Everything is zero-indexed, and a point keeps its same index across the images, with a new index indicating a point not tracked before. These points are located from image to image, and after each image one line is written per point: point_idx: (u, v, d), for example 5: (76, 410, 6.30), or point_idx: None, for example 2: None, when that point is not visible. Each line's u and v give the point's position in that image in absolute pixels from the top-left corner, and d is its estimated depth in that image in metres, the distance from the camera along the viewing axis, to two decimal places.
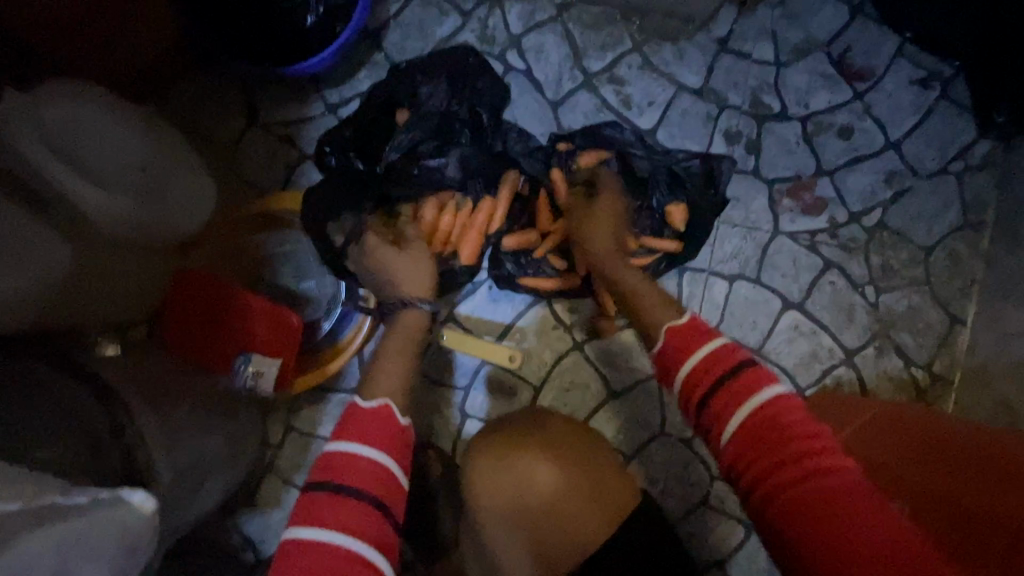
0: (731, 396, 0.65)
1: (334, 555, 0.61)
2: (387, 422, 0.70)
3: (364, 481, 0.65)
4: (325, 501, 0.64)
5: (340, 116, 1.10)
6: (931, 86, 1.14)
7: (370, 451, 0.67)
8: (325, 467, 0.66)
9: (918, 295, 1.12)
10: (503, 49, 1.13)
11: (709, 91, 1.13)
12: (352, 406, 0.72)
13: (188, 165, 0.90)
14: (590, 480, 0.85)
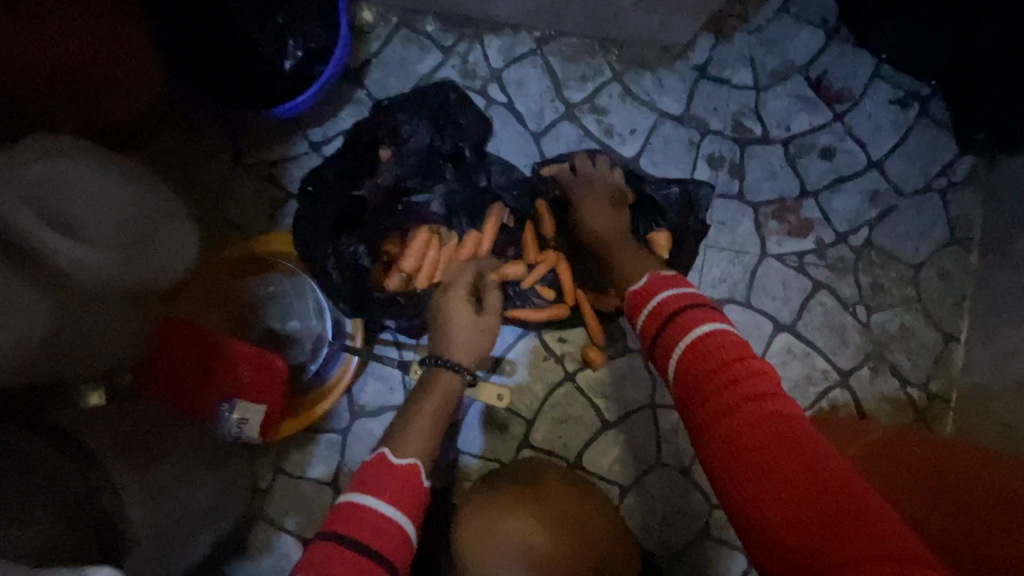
0: (678, 329, 0.71)
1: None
2: (407, 483, 0.71)
3: (379, 538, 0.65)
4: (339, 553, 0.63)
5: (322, 154, 1.10)
6: (909, 105, 1.15)
7: (389, 509, 0.68)
8: (344, 518, 0.66)
9: (910, 313, 1.12)
10: (484, 83, 1.13)
11: (691, 118, 1.14)
12: (382, 456, 0.74)
13: (169, 217, 0.90)
14: (575, 525, 0.84)
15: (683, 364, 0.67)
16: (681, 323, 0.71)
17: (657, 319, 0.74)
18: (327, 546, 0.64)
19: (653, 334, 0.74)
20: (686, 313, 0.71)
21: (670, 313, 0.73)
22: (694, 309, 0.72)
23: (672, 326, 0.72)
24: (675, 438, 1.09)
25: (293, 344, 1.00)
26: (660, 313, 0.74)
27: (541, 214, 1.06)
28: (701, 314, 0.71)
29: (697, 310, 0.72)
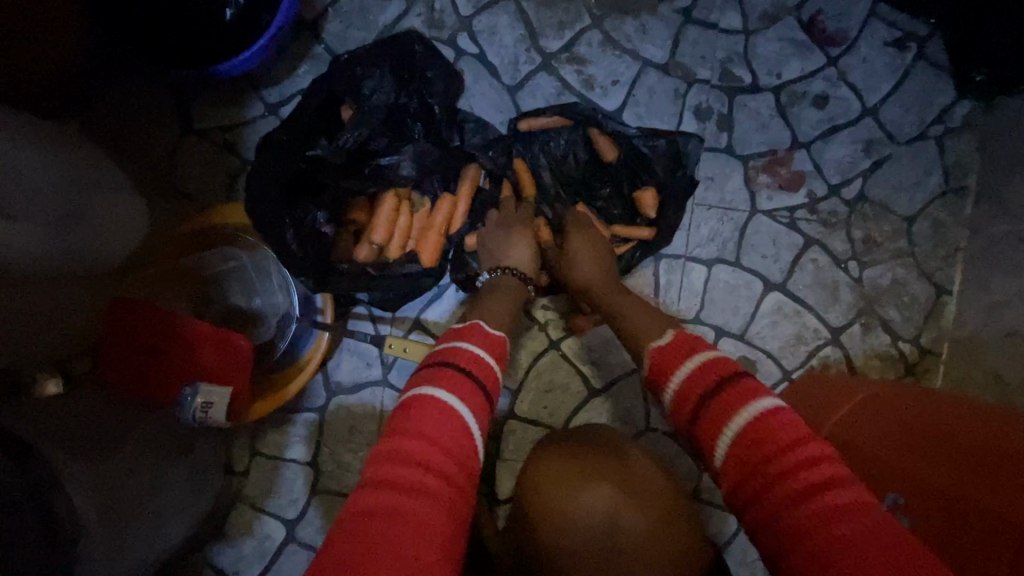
0: (722, 410, 0.64)
1: (450, 421, 0.59)
2: (498, 346, 0.72)
3: (478, 372, 0.66)
4: (451, 374, 0.64)
5: (280, 116, 1.01)
6: (906, 47, 1.09)
7: (484, 354, 0.68)
8: (452, 353, 0.67)
9: (902, 267, 1.08)
10: (453, 33, 1.04)
11: (677, 66, 1.07)
12: (474, 325, 0.73)
13: (104, 188, 0.83)
14: (616, 469, 0.66)
15: (732, 464, 0.61)
16: (717, 405, 0.64)
17: (691, 397, 0.67)
18: (433, 369, 0.65)
19: (689, 418, 0.67)
20: (724, 392, 0.65)
21: (709, 387, 0.66)
22: (735, 380, 0.65)
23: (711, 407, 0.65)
24: None
25: (259, 320, 0.94)
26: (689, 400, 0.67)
27: (519, 174, 1.00)
28: (740, 391, 0.64)
29: (735, 380, 0.65)
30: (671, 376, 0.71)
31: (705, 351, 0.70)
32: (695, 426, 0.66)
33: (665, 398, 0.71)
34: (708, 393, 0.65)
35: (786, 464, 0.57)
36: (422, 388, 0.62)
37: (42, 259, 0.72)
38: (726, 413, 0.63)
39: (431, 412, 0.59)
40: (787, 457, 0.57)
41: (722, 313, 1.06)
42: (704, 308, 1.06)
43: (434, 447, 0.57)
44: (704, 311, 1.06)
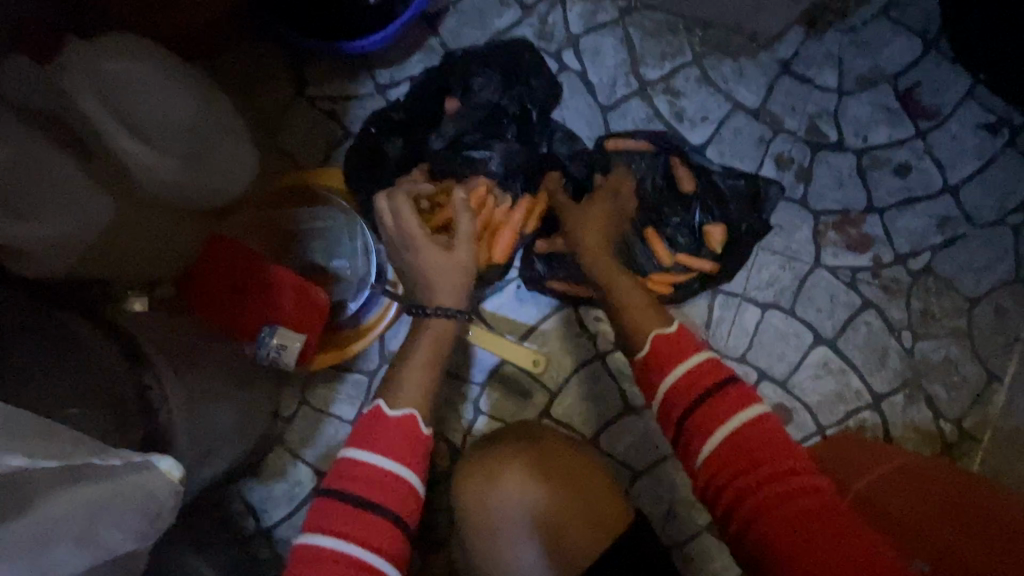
0: (715, 412, 0.68)
1: (341, 565, 0.62)
2: (407, 436, 0.70)
3: (388, 497, 0.66)
4: (338, 509, 0.65)
5: (387, 97, 1.09)
6: (998, 133, 1.10)
7: (392, 465, 0.67)
8: (340, 478, 0.67)
9: (957, 347, 1.09)
10: (560, 47, 1.10)
11: (766, 113, 1.10)
12: (378, 410, 0.72)
13: (237, 135, 0.94)
14: (535, 459, 0.82)
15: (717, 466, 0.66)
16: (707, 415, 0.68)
17: (689, 391, 0.70)
18: (335, 506, 0.65)
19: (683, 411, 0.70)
20: (714, 402, 0.68)
21: (710, 388, 0.69)
22: (733, 387, 0.69)
23: (700, 411, 0.68)
24: None
25: (337, 281, 1.01)
26: (678, 406, 0.70)
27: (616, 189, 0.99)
28: (730, 401, 0.68)
29: (733, 386, 0.69)
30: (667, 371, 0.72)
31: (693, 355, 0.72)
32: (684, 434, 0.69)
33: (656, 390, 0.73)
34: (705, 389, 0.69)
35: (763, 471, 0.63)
36: (312, 535, 0.65)
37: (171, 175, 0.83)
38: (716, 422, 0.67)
39: (319, 565, 0.63)
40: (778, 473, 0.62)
41: (769, 357, 1.09)
42: (751, 349, 1.09)
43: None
44: (750, 353, 1.09)
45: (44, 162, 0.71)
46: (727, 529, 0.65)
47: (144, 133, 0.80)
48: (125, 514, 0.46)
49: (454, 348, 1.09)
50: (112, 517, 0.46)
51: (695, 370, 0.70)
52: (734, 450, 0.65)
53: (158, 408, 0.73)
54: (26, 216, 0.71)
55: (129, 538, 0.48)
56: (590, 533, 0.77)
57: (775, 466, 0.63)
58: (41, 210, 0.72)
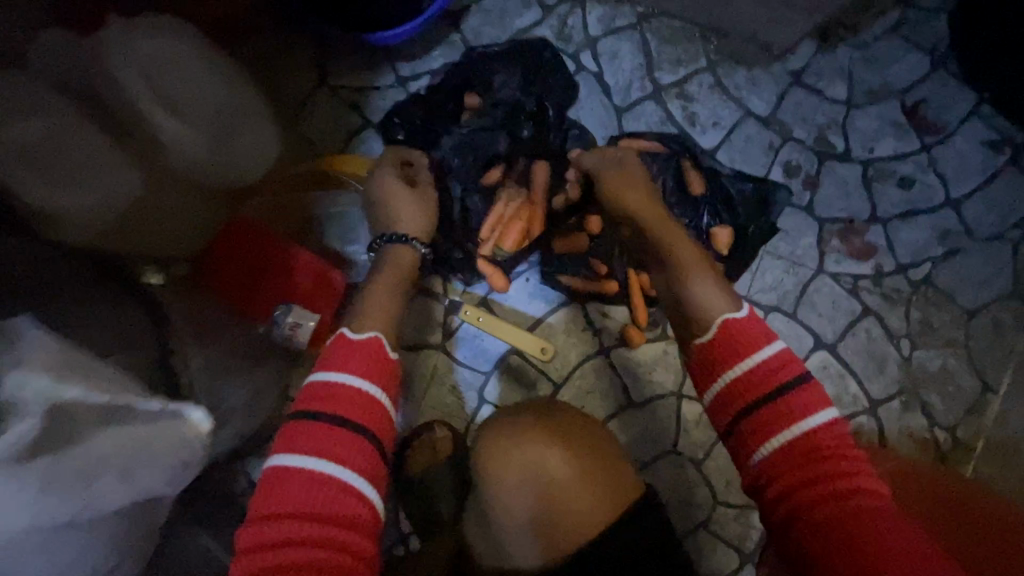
0: (786, 410, 0.65)
1: (311, 481, 0.62)
2: (372, 356, 0.70)
3: (351, 410, 0.66)
4: (313, 429, 0.65)
5: (408, 89, 1.12)
6: (1001, 150, 1.13)
7: (357, 381, 0.67)
8: (310, 399, 0.67)
9: (954, 357, 1.11)
10: (578, 49, 1.13)
11: (776, 121, 1.13)
12: (342, 336, 0.72)
13: (263, 116, 0.97)
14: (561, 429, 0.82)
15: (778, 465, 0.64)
16: (767, 416, 0.66)
17: (760, 386, 0.67)
18: (300, 425, 0.65)
19: (749, 403, 0.67)
20: (785, 399, 0.66)
21: (782, 385, 0.66)
22: (807, 386, 0.66)
23: (768, 408, 0.66)
24: (693, 430, 1.11)
25: (352, 266, 1.04)
26: (743, 398, 0.67)
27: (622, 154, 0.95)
28: (802, 401, 0.66)
29: (807, 385, 0.67)
30: (734, 361, 0.69)
31: (763, 347, 0.68)
32: (738, 432, 0.68)
33: (719, 379, 0.69)
34: (777, 384, 0.66)
35: (829, 475, 0.62)
36: (286, 457, 0.64)
37: (197, 150, 0.86)
38: (783, 421, 0.65)
39: (297, 487, 0.62)
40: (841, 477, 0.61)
41: None
42: None
43: (306, 521, 0.60)
44: None
45: (78, 135, 0.74)
46: (778, 527, 0.64)
47: (175, 108, 0.82)
48: (160, 456, 0.51)
49: (463, 337, 1.11)
50: (147, 458, 0.51)
51: (768, 363, 0.67)
52: (799, 452, 0.64)
53: (179, 371, 0.78)
54: (58, 182, 0.73)
55: (164, 480, 0.54)
56: (590, 501, 0.76)
57: (840, 470, 0.62)
58: (69, 179, 0.74)
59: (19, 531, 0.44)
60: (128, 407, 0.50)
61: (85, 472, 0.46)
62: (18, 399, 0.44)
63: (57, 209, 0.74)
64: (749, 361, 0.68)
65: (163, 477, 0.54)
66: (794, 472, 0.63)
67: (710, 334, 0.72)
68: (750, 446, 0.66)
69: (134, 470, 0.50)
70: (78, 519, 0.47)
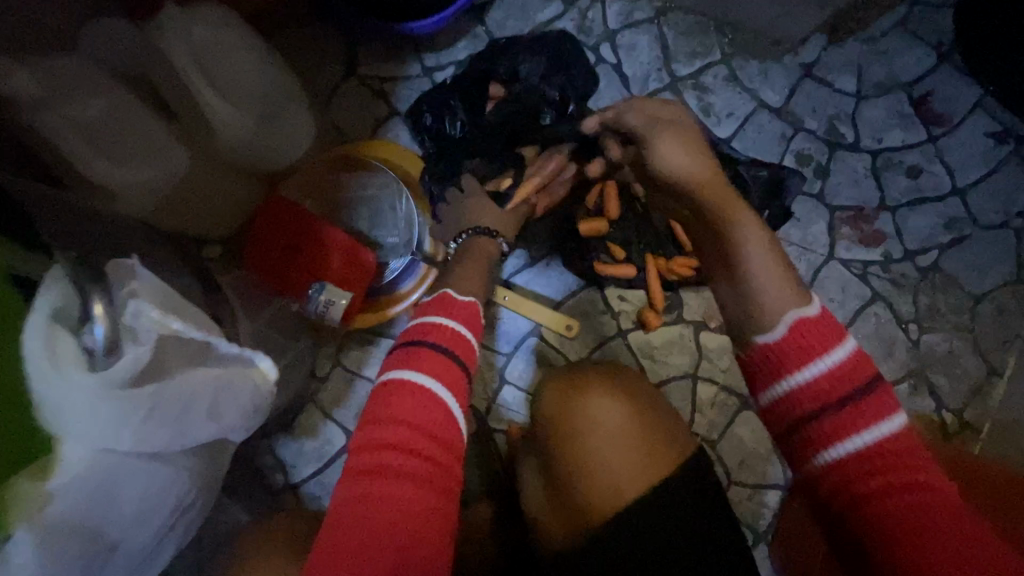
0: (852, 417, 0.63)
1: (427, 399, 0.66)
2: (471, 313, 0.77)
3: (460, 351, 0.72)
4: (424, 355, 0.69)
5: (433, 79, 1.16)
6: (1005, 141, 1.17)
7: (463, 329, 0.74)
8: (418, 334, 0.72)
9: (960, 341, 1.15)
10: (598, 41, 1.18)
11: (789, 112, 1.17)
12: (447, 293, 0.78)
13: (301, 103, 1.02)
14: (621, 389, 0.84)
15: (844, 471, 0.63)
16: (827, 424, 0.64)
17: (823, 396, 0.64)
18: (414, 350, 0.70)
19: (812, 410, 0.65)
20: (853, 407, 0.64)
21: (848, 393, 0.64)
22: (873, 393, 0.64)
23: (833, 416, 0.64)
24: (708, 411, 1.14)
25: (380, 248, 1.07)
26: (804, 406, 0.65)
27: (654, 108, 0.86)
28: (869, 407, 0.64)
29: (875, 394, 0.64)
30: (797, 368, 0.66)
31: (828, 352, 0.65)
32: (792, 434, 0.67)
33: (779, 384, 0.67)
34: (842, 393, 0.64)
35: (896, 481, 0.61)
36: (406, 372, 0.68)
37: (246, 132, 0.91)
38: (849, 427, 0.63)
39: (411, 398, 0.66)
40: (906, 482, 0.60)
41: None
42: None
43: (418, 432, 0.64)
44: None
45: (131, 112, 0.77)
46: (840, 522, 0.64)
47: (224, 91, 0.87)
48: (234, 394, 0.62)
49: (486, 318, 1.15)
50: (225, 394, 0.61)
51: (834, 370, 0.65)
52: (863, 459, 0.62)
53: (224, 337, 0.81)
54: (116, 158, 0.78)
55: (237, 415, 0.64)
56: (637, 456, 0.76)
57: (908, 475, 0.61)
58: (127, 155, 0.79)
59: (128, 451, 0.54)
60: (211, 349, 0.60)
61: (179, 404, 0.57)
62: (138, 325, 0.53)
63: (110, 181, 0.78)
64: (801, 374, 0.65)
65: (235, 415, 0.64)
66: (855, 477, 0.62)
67: (778, 331, 0.67)
68: (812, 450, 0.65)
69: (216, 403, 0.61)
70: (173, 446, 0.58)
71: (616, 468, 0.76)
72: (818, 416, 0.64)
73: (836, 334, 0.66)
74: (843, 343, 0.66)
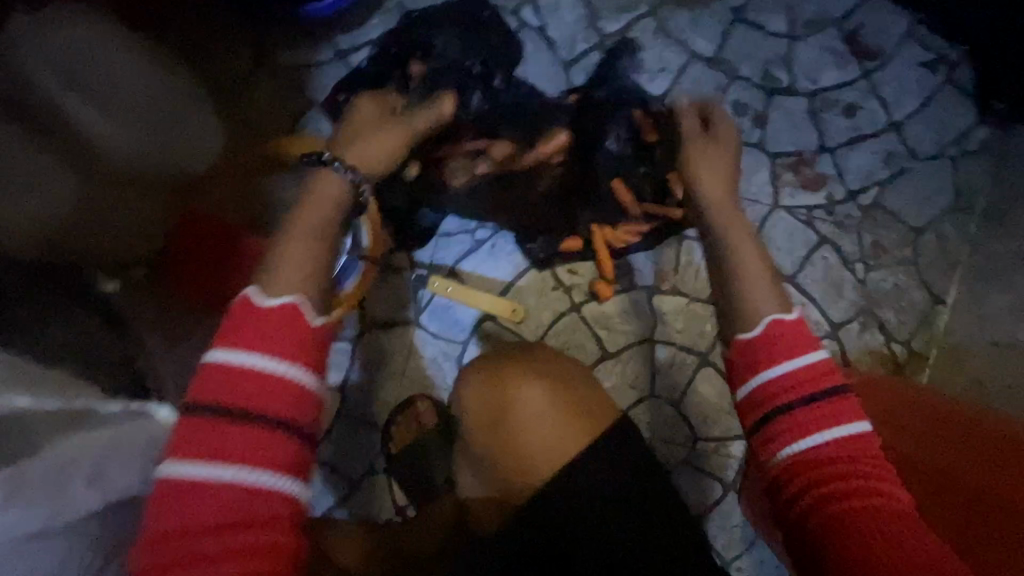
0: (810, 421, 0.63)
1: (225, 491, 0.53)
2: (282, 322, 0.58)
3: (265, 397, 0.56)
4: (214, 424, 0.55)
5: (348, 63, 1.08)
6: (937, 69, 1.16)
7: (266, 361, 0.56)
8: (207, 389, 0.56)
9: (904, 275, 1.16)
10: (518, 5, 1.12)
11: (722, 61, 1.14)
12: (249, 300, 0.59)
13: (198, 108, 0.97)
14: (546, 365, 0.82)
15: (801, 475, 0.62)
16: (789, 424, 0.64)
17: (791, 393, 0.64)
18: (198, 424, 0.55)
19: (776, 410, 0.65)
20: (813, 408, 0.63)
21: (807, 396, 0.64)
22: (834, 397, 0.64)
23: (792, 416, 0.64)
24: (668, 373, 1.15)
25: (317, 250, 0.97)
26: (769, 404, 0.65)
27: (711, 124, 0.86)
28: (831, 410, 0.63)
29: (838, 399, 0.64)
30: (767, 367, 0.66)
31: (799, 356, 0.65)
32: (751, 437, 0.67)
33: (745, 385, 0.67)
34: (806, 392, 0.64)
35: (853, 486, 0.60)
36: (176, 464, 0.54)
37: (133, 145, 0.86)
38: (808, 426, 0.63)
39: (201, 501, 0.53)
40: (861, 484, 0.60)
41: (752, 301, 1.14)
42: None
43: (224, 533, 0.52)
44: None
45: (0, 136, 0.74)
46: (797, 526, 0.62)
47: (106, 105, 0.83)
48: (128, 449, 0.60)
49: (436, 309, 1.13)
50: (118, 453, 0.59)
51: (800, 373, 0.64)
52: (815, 467, 0.62)
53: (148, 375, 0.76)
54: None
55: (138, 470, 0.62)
56: (571, 428, 0.75)
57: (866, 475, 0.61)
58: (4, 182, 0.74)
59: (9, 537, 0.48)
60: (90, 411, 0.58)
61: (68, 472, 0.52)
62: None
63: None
64: (769, 371, 0.65)
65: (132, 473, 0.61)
66: (815, 480, 0.61)
67: (755, 331, 0.68)
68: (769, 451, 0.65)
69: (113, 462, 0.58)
70: (68, 514, 0.50)
71: (547, 451, 0.74)
72: (789, 412, 0.64)
73: (811, 338, 0.67)
74: (814, 350, 0.66)
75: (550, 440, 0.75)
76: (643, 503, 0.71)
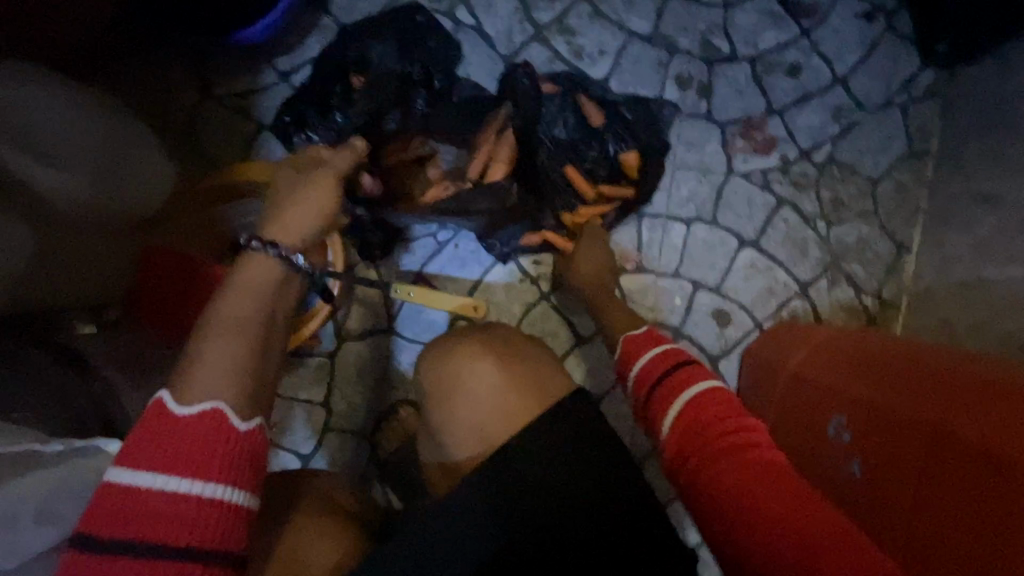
0: (670, 390, 0.72)
1: None
2: (196, 437, 0.54)
3: (174, 524, 0.51)
4: (113, 559, 0.50)
5: (292, 83, 1.10)
6: (875, 19, 1.16)
7: (174, 483, 0.52)
8: (108, 509, 0.51)
9: (867, 226, 1.17)
10: (452, 6, 1.14)
11: (661, 36, 1.15)
12: (161, 406, 0.55)
13: (144, 146, 0.97)
14: (501, 342, 0.85)
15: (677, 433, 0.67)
16: (660, 397, 0.73)
17: (652, 375, 0.76)
18: (93, 557, 0.50)
19: (648, 389, 0.75)
20: (671, 380, 0.73)
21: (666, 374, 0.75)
22: (685, 368, 0.74)
23: (660, 393, 0.73)
24: None
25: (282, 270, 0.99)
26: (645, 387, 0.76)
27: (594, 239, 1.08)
28: (683, 378, 0.72)
29: (690, 368, 0.74)
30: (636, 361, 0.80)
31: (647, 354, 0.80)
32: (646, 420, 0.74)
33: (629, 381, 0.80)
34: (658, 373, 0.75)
35: (712, 428, 0.64)
36: None
37: (84, 192, 0.85)
38: (673, 392, 0.72)
39: None
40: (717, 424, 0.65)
41: (700, 268, 1.16)
42: (683, 263, 1.16)
43: None
44: (683, 267, 1.16)
45: None
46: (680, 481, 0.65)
47: (56, 157, 0.81)
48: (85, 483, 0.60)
49: (409, 313, 1.15)
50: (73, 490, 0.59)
51: (657, 359, 0.78)
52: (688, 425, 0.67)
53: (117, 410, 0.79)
54: None
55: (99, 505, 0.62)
56: (522, 400, 0.78)
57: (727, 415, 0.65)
58: None
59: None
60: (34, 454, 0.59)
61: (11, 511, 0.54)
62: None
63: None
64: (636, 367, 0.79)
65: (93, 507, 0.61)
66: (688, 434, 0.66)
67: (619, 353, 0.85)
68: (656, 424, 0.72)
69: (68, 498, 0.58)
70: (8, 560, 0.53)
71: (506, 426, 0.78)
72: (656, 387, 0.74)
73: (655, 342, 0.82)
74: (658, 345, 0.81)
75: (506, 409, 0.78)
76: (618, 478, 0.69)
